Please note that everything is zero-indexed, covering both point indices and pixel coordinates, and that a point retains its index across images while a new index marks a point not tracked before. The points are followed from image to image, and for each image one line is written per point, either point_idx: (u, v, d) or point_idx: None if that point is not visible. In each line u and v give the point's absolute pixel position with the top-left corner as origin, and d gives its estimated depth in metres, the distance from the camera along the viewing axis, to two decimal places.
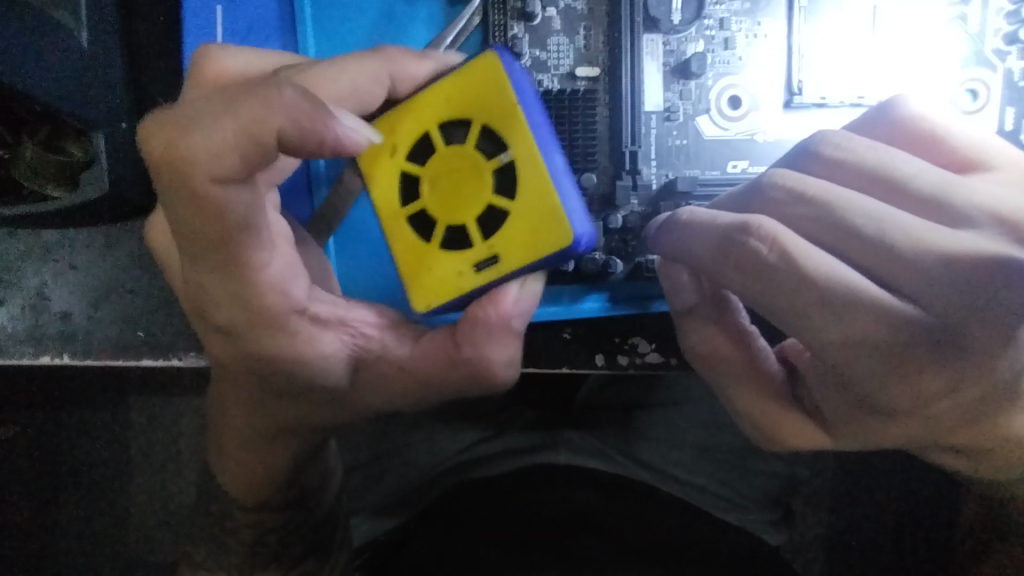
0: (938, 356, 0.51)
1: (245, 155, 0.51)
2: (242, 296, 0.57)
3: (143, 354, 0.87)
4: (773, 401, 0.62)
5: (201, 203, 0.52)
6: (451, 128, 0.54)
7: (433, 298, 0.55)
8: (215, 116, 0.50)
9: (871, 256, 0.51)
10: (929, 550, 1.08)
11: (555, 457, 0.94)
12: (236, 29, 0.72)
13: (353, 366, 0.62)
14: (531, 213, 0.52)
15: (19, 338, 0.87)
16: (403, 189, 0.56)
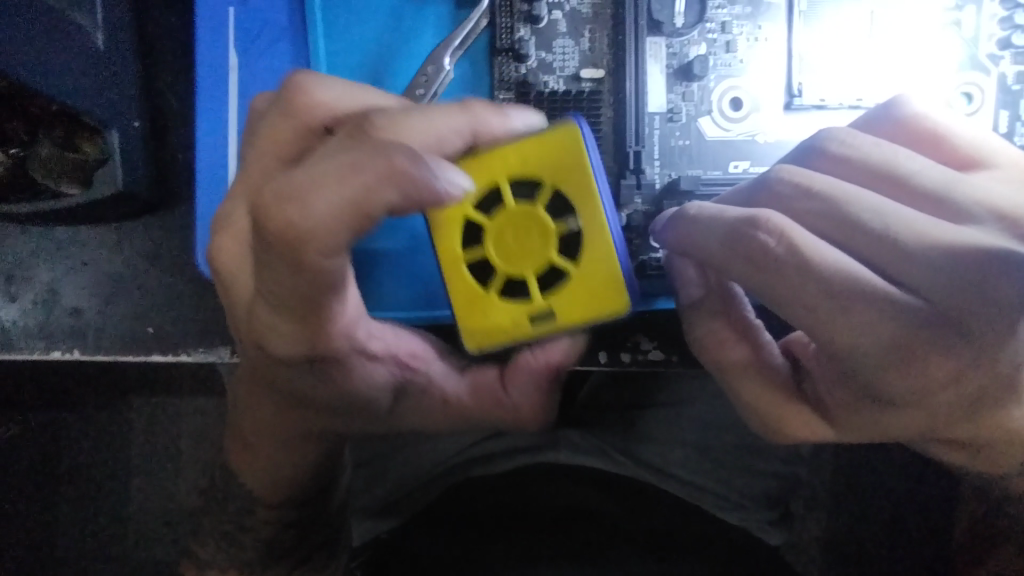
0: (939, 348, 0.52)
1: (355, 229, 0.48)
2: (313, 343, 0.57)
3: (152, 350, 0.88)
4: (779, 393, 0.62)
5: (300, 269, 0.49)
6: (521, 184, 0.54)
7: (486, 341, 0.55)
8: (347, 185, 0.46)
9: (876, 249, 0.52)
10: (926, 549, 1.09)
11: (556, 456, 0.93)
12: (249, 31, 0.73)
13: (398, 393, 0.66)
14: (595, 279, 0.53)
15: (30, 333, 0.88)
16: (464, 235, 0.55)
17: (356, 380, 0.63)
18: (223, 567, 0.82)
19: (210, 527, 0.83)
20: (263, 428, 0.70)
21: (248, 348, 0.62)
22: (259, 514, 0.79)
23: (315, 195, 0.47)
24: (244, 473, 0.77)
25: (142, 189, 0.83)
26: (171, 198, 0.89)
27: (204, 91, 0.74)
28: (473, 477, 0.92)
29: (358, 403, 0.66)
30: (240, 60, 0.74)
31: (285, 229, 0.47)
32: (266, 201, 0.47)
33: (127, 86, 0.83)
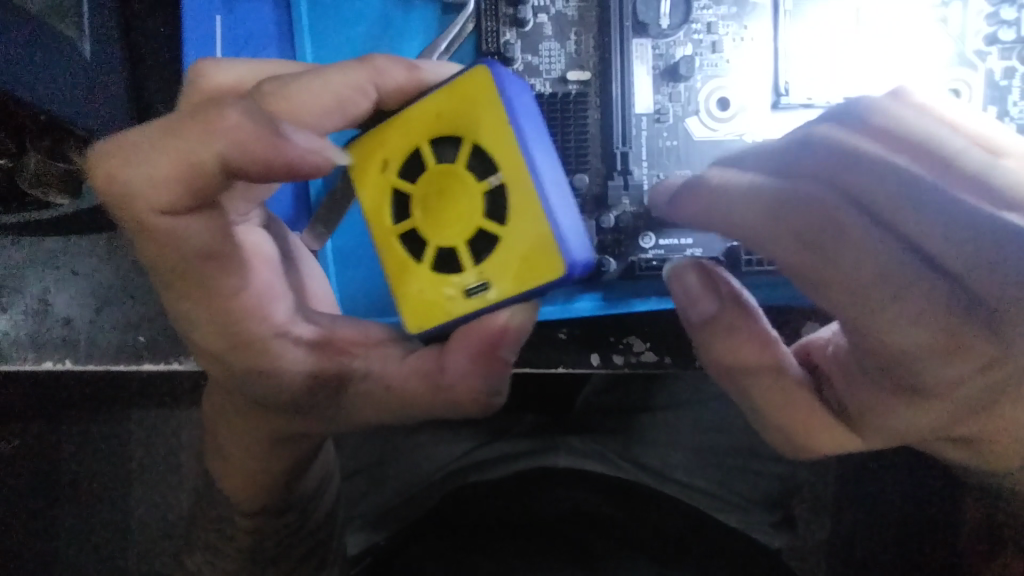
0: (978, 339, 0.50)
1: (188, 184, 0.51)
2: (226, 321, 0.57)
3: (144, 360, 0.87)
4: (806, 406, 0.61)
5: (145, 229, 0.53)
6: (440, 145, 0.53)
7: (424, 317, 0.54)
8: (169, 143, 0.51)
9: (932, 229, 0.48)
10: (934, 549, 1.08)
11: (557, 460, 0.93)
12: (237, 38, 0.73)
13: (336, 382, 0.61)
14: (523, 240, 0.50)
15: (21, 342, 0.88)
16: (392, 204, 0.54)
17: (281, 370, 0.60)
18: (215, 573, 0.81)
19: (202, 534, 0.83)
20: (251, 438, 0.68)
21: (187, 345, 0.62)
22: (252, 525, 0.78)
23: (138, 158, 0.52)
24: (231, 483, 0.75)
25: None
26: None
27: None
28: (470, 483, 0.91)
29: (309, 388, 0.61)
30: None
31: (111, 180, 0.53)
32: (100, 161, 0.54)
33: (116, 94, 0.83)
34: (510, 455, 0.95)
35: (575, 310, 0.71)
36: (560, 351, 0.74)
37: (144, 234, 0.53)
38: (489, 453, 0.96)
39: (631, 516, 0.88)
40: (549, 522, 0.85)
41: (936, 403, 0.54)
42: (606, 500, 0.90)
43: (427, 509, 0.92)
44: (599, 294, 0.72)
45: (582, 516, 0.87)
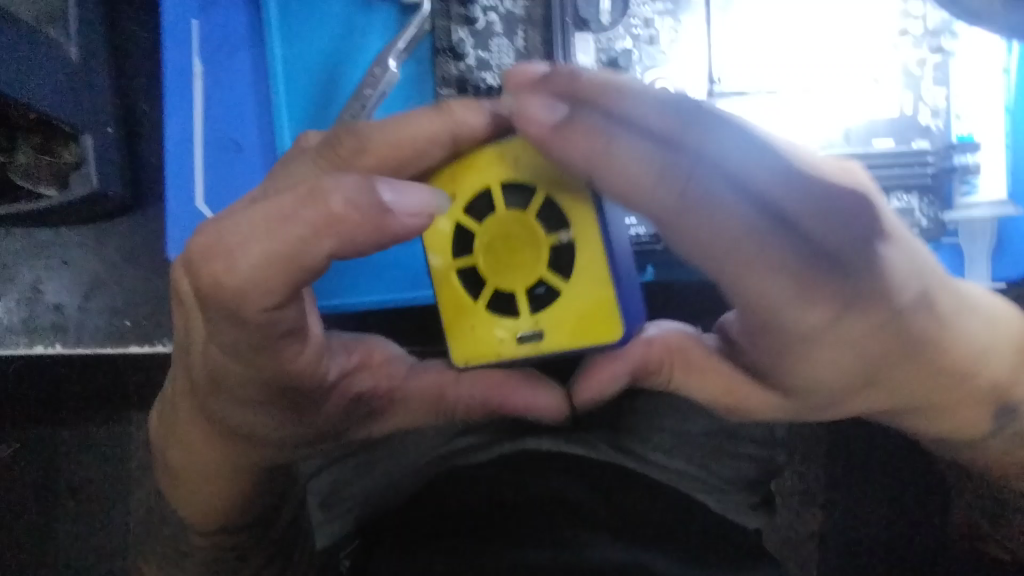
0: (828, 283, 0.49)
1: (287, 281, 0.48)
2: (271, 386, 0.58)
3: (129, 341, 0.96)
4: (726, 379, 0.64)
5: (238, 320, 0.51)
6: (515, 191, 0.54)
7: (469, 353, 0.56)
8: (277, 237, 0.47)
9: (737, 173, 0.46)
10: (906, 514, 1.16)
11: (538, 443, 0.96)
12: (211, 40, 0.78)
13: (357, 408, 0.66)
14: (585, 300, 0.54)
15: (15, 329, 0.96)
16: (453, 238, 0.55)
17: (301, 413, 0.63)
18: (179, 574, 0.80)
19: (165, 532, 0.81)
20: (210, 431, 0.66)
21: (196, 382, 0.62)
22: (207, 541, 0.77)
23: (251, 249, 0.47)
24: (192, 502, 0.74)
25: (117, 190, 0.89)
26: (147, 201, 0.95)
27: (172, 105, 0.78)
28: (457, 467, 0.94)
29: (302, 416, 0.64)
30: (204, 67, 0.78)
31: (217, 285, 0.49)
32: (196, 262, 0.49)
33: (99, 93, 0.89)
34: (495, 441, 0.98)
35: None
36: None
37: (241, 323, 0.51)
38: (477, 440, 0.98)
39: (615, 506, 0.89)
40: (529, 507, 0.86)
41: (827, 347, 0.54)
42: (583, 480, 0.92)
43: (415, 491, 0.94)
44: None
45: (565, 499, 0.88)
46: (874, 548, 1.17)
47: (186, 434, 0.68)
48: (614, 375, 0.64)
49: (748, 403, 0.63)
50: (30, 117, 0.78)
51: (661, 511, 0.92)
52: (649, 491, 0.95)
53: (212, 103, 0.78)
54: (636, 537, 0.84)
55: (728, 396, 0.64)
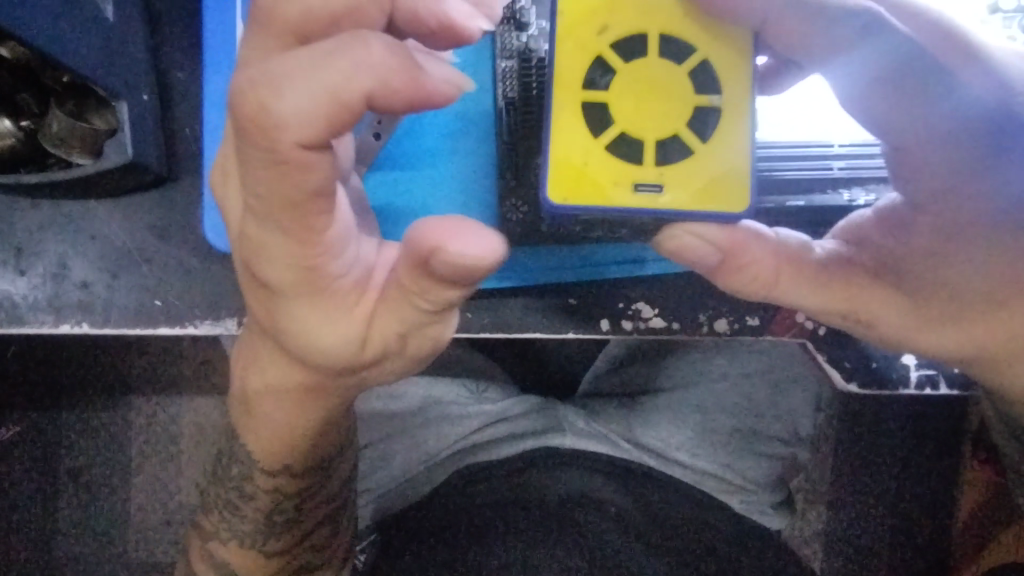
0: (965, 182, 0.55)
1: (331, 121, 0.42)
2: (303, 255, 0.48)
3: (159, 324, 0.69)
4: (852, 278, 0.55)
5: (275, 164, 0.43)
6: (672, 42, 0.50)
7: (574, 192, 0.49)
8: (325, 71, 0.41)
9: (907, 87, 0.52)
10: (935, 526, 1.12)
11: (561, 441, 0.90)
12: (254, 2, 0.66)
13: (366, 322, 0.52)
14: (722, 162, 0.50)
15: (39, 305, 0.69)
16: (594, 68, 0.49)
17: (319, 308, 0.51)
18: (231, 540, 0.72)
19: (216, 496, 0.73)
20: (259, 386, 0.63)
21: (242, 276, 0.54)
22: (272, 485, 0.69)
23: (298, 81, 0.41)
24: (258, 440, 0.67)
25: (157, 164, 0.69)
26: (183, 170, 0.71)
27: (212, 69, 0.67)
28: (475, 462, 0.89)
29: (331, 324, 0.52)
30: (246, 32, 0.66)
31: (261, 112, 0.41)
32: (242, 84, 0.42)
33: (125, 31, 0.67)
34: (518, 435, 0.92)
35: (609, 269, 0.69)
36: (567, 314, 0.69)
37: (275, 166, 0.43)
38: (498, 433, 0.94)
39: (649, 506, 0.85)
40: (547, 509, 0.79)
41: (969, 242, 0.55)
42: (614, 483, 0.86)
43: (437, 485, 0.90)
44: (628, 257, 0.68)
45: (605, 509, 0.80)
46: (885, 553, 1.13)
47: (236, 399, 0.67)
48: (706, 241, 0.51)
49: (875, 309, 0.56)
50: (63, 82, 0.64)
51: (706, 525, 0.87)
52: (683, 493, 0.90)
53: None
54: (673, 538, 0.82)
55: (843, 302, 0.56)
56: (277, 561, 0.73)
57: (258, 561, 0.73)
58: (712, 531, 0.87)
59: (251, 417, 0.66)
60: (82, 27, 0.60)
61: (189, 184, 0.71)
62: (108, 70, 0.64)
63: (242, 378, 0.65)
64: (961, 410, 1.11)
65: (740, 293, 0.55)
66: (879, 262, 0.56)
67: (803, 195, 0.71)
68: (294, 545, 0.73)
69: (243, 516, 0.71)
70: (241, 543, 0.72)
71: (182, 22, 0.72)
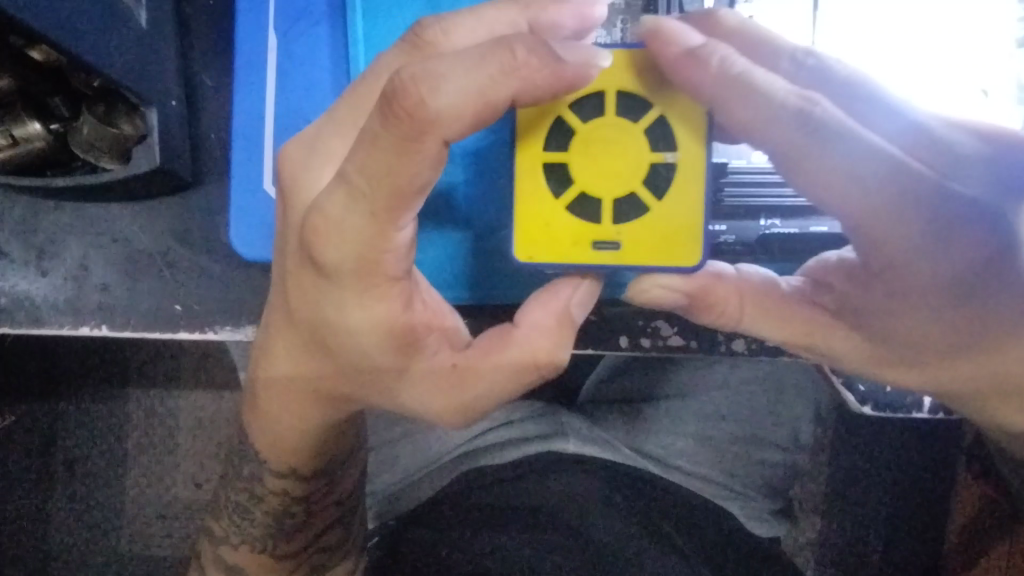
0: (931, 247, 0.47)
1: (478, 120, 0.44)
2: (371, 248, 0.47)
3: (178, 329, 0.69)
4: (811, 320, 0.55)
5: (412, 156, 0.44)
6: (628, 102, 0.51)
7: (536, 253, 0.52)
8: (480, 72, 0.43)
9: (864, 166, 0.46)
10: (931, 539, 1.12)
11: (565, 445, 0.91)
12: (286, 14, 0.66)
13: (405, 342, 0.52)
14: (673, 220, 0.51)
15: (59, 307, 0.69)
16: (554, 133, 0.51)
17: (380, 314, 0.51)
18: (243, 544, 0.72)
19: (226, 500, 0.73)
20: (277, 381, 0.61)
21: (290, 253, 0.53)
22: (278, 487, 0.68)
23: (453, 80, 0.43)
24: (269, 438, 0.66)
25: (184, 169, 0.69)
26: (209, 176, 0.72)
27: (242, 76, 0.67)
28: (479, 465, 0.89)
29: (390, 333, 0.51)
30: (278, 42, 0.66)
31: (419, 107, 0.42)
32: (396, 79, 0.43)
33: (157, 36, 0.67)
34: (522, 439, 0.93)
35: None
36: (588, 333, 0.70)
37: (406, 156, 0.43)
38: (501, 437, 0.94)
39: (659, 515, 0.84)
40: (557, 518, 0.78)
41: (926, 301, 0.49)
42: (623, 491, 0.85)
43: (441, 489, 0.89)
44: None
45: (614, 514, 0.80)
46: (877, 563, 1.13)
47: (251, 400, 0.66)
48: (671, 290, 0.54)
49: (834, 348, 0.55)
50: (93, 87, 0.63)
51: (710, 532, 0.87)
52: (690, 504, 0.89)
53: (283, 79, 0.66)
54: (686, 546, 0.82)
55: (802, 338, 0.55)
56: (289, 563, 0.73)
57: (269, 563, 0.73)
58: (715, 538, 0.87)
59: (262, 409, 0.64)
60: (121, 34, 0.60)
61: (214, 190, 0.72)
62: (142, 79, 0.63)
63: (258, 371, 0.62)
64: (955, 426, 1.11)
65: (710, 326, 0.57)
66: (838, 305, 0.54)
67: (829, 221, 0.65)
68: (306, 547, 0.73)
69: (252, 519, 0.71)
70: (251, 547, 0.72)
71: (212, 31, 0.73)
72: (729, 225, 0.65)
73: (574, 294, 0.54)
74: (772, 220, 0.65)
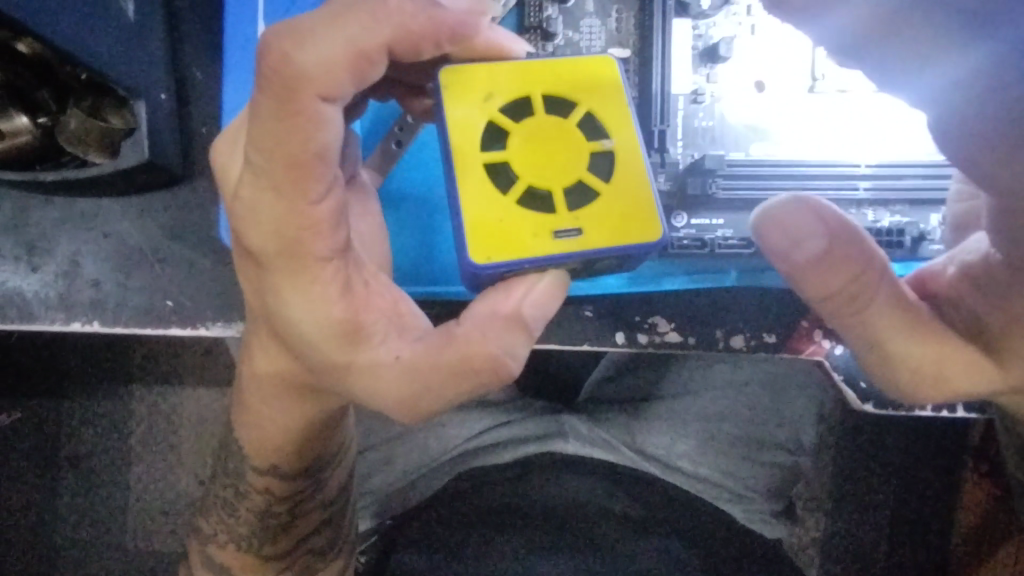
0: None
1: (359, 72, 0.45)
2: (291, 227, 0.47)
3: (170, 324, 0.69)
4: (953, 339, 0.50)
5: (293, 112, 0.44)
6: (553, 100, 0.52)
7: (497, 252, 0.49)
8: (348, 24, 0.44)
9: None
10: (939, 541, 1.11)
11: (563, 446, 0.89)
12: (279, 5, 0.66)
13: (347, 335, 0.51)
14: (622, 201, 0.50)
15: (50, 303, 0.69)
16: (489, 136, 0.51)
17: (318, 300, 0.50)
18: (229, 543, 0.72)
19: (215, 497, 0.72)
20: (249, 372, 0.61)
21: (231, 250, 0.54)
22: (263, 486, 0.68)
23: (322, 32, 0.44)
24: (252, 436, 0.65)
25: (174, 163, 0.69)
26: (199, 170, 0.72)
27: (232, 68, 0.66)
28: (477, 466, 0.88)
29: (331, 323, 0.51)
30: (270, 33, 0.66)
31: (285, 61, 0.43)
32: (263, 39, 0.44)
33: (149, 30, 0.67)
34: (522, 438, 0.91)
35: (657, 288, 0.67)
36: (584, 329, 0.69)
37: (287, 112, 0.44)
38: (502, 436, 0.92)
39: (660, 514, 0.83)
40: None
41: None
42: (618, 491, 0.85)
43: (439, 488, 0.89)
44: (684, 272, 0.67)
45: None
46: (882, 563, 1.12)
47: (238, 398, 0.65)
48: (809, 250, 0.47)
49: (962, 378, 0.51)
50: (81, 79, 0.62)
51: (706, 531, 0.87)
52: (689, 504, 0.88)
53: None
54: (685, 544, 0.81)
55: (930, 364, 0.50)
56: (276, 563, 0.73)
57: (255, 564, 0.72)
58: (715, 538, 0.86)
59: (242, 407, 0.65)
60: (110, 27, 0.59)
61: (205, 184, 0.72)
62: (132, 71, 0.63)
63: (239, 364, 0.62)
64: (965, 428, 1.09)
65: (841, 322, 0.50)
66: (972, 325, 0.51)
67: None
68: (295, 547, 0.73)
69: (237, 518, 0.71)
70: (237, 546, 0.72)
71: (205, 26, 0.73)
72: (726, 219, 0.65)
73: (531, 290, 0.50)
74: None
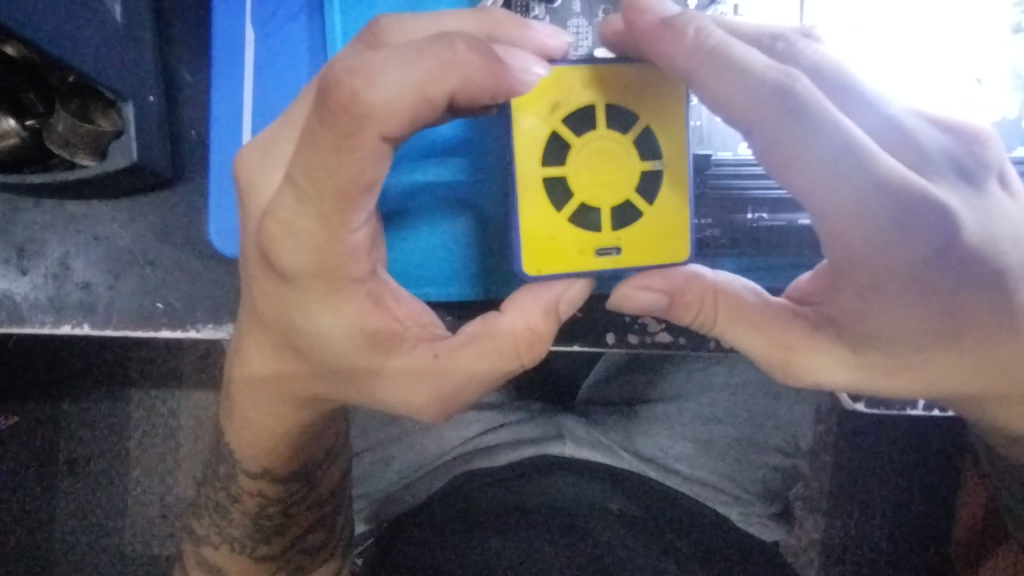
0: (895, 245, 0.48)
1: (416, 117, 0.45)
2: (330, 249, 0.48)
3: (161, 325, 0.69)
4: (798, 334, 0.53)
5: (349, 152, 0.44)
6: (615, 113, 0.52)
7: (544, 265, 0.52)
8: (418, 67, 0.43)
9: (809, 139, 0.46)
10: (937, 541, 1.10)
11: (561, 449, 0.90)
12: (264, 7, 0.66)
13: (378, 342, 0.52)
14: (665, 224, 0.53)
15: (40, 306, 0.69)
16: (550, 147, 0.51)
17: (347, 312, 0.51)
18: (222, 545, 0.72)
19: (207, 500, 0.72)
20: (251, 379, 0.60)
21: (248, 257, 0.53)
22: (255, 488, 0.68)
23: (391, 75, 0.43)
24: (246, 440, 0.65)
25: (163, 165, 0.69)
26: (190, 173, 0.72)
27: (220, 70, 0.66)
28: (474, 467, 0.89)
29: (363, 333, 0.51)
30: (257, 36, 0.66)
31: (350, 100, 0.43)
32: (331, 69, 0.43)
33: (137, 34, 0.67)
34: (519, 442, 0.92)
35: None
36: (573, 330, 0.69)
37: (341, 153, 0.44)
38: (496, 440, 0.93)
39: (655, 513, 0.83)
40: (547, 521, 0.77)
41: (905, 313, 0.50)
42: (618, 492, 0.84)
43: (433, 491, 0.89)
44: None
45: (609, 510, 0.80)
46: (881, 563, 1.11)
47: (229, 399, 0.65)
48: (651, 290, 0.53)
49: (819, 369, 0.53)
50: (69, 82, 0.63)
51: (708, 530, 0.86)
52: (686, 505, 0.87)
53: (263, 74, 0.66)
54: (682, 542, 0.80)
55: (785, 357, 0.54)
56: (271, 565, 0.73)
57: (250, 566, 0.72)
58: (714, 537, 0.85)
59: (239, 412, 0.64)
60: (99, 32, 0.60)
61: (196, 186, 0.72)
62: (122, 75, 0.63)
63: (237, 370, 0.61)
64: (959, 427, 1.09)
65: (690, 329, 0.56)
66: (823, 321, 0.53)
67: None
68: (289, 547, 0.72)
69: (230, 519, 0.70)
70: (231, 548, 0.72)
71: (193, 30, 0.73)
72: (714, 219, 0.65)
73: (563, 293, 0.52)
74: (760, 213, 0.64)
